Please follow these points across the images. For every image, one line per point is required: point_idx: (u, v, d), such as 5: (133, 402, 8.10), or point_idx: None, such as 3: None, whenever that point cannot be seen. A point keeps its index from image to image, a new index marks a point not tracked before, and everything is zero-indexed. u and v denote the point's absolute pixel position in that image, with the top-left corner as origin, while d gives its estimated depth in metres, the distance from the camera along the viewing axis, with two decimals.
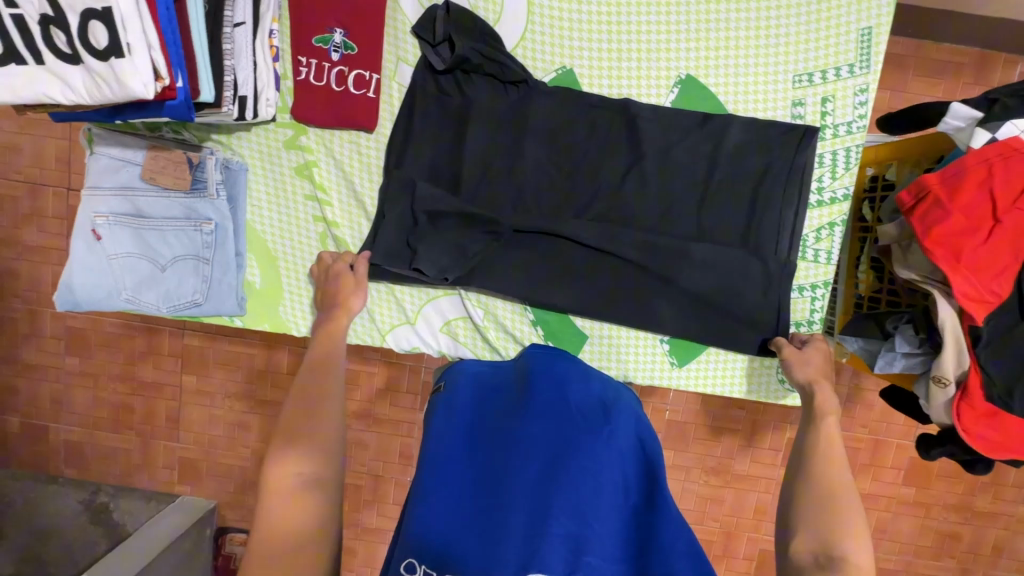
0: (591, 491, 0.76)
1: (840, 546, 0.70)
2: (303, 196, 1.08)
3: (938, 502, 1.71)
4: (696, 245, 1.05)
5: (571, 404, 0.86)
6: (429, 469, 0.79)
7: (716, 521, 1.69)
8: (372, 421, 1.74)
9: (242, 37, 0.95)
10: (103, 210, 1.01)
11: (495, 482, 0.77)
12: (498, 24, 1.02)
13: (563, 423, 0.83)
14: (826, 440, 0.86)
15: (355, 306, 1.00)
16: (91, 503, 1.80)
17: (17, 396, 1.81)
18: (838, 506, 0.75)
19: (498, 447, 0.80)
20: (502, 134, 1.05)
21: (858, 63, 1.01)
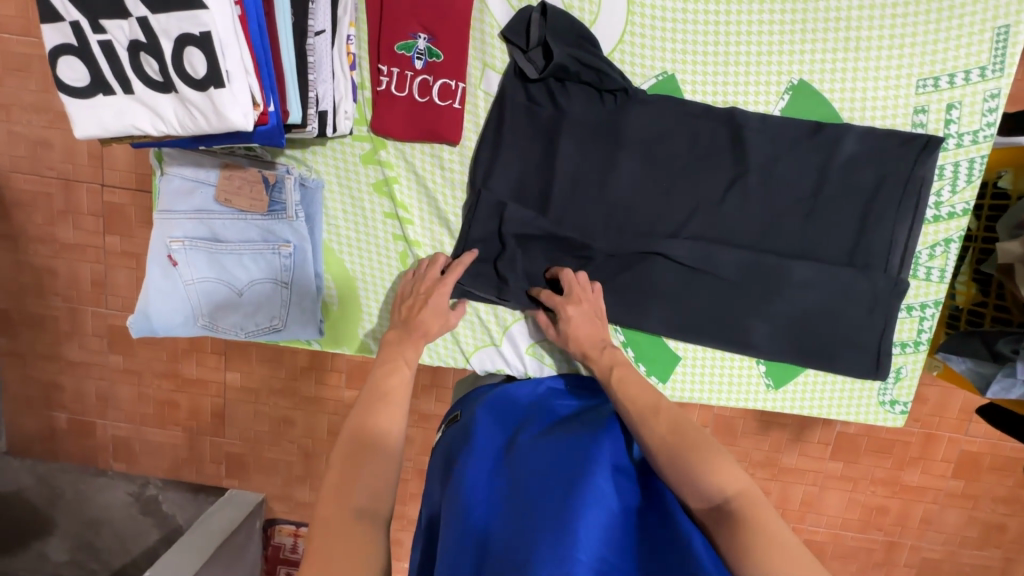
0: (609, 510, 0.70)
1: (716, 484, 0.70)
2: (383, 214, 1.03)
3: (985, 493, 1.65)
4: (800, 264, 0.99)
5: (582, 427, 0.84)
6: (452, 488, 0.75)
7: None
8: (414, 416, 1.70)
9: (323, 46, 0.88)
10: (178, 235, 0.96)
11: (514, 500, 0.71)
12: (594, 26, 0.94)
13: (575, 442, 0.80)
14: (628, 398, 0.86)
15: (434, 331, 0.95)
16: (141, 495, 1.80)
17: (62, 392, 1.73)
18: (690, 459, 0.74)
19: (517, 465, 0.77)
20: (596, 149, 0.98)
21: (991, 65, 0.92)
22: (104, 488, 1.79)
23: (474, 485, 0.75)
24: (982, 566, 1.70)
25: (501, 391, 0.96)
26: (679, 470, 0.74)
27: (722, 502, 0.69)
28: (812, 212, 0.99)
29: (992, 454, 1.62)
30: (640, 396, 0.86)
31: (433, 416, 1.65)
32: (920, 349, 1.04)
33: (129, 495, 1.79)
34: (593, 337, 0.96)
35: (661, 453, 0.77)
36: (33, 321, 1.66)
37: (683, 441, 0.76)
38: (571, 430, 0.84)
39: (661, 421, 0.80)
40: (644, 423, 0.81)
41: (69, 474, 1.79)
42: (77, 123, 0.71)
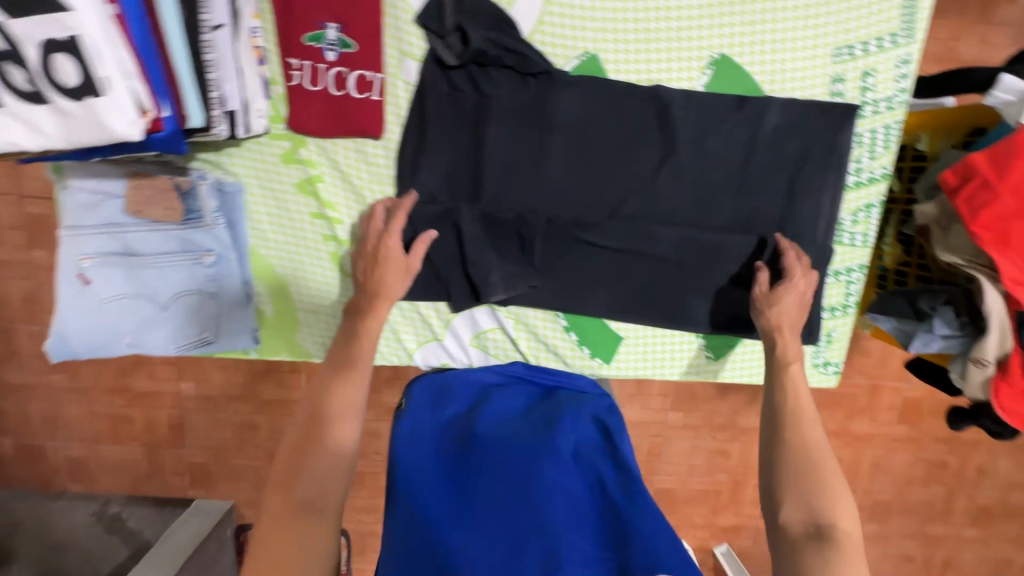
0: (564, 502, 0.77)
1: (826, 513, 0.74)
2: (309, 214, 0.99)
3: (928, 434, 1.75)
4: (734, 238, 1.00)
5: (533, 421, 0.89)
6: (409, 490, 0.80)
7: (725, 472, 1.80)
8: (383, 409, 1.71)
9: (223, 42, 0.80)
10: (88, 251, 0.91)
11: (466, 500, 0.79)
12: (512, 7, 0.91)
13: (528, 436, 0.85)
14: (791, 393, 0.85)
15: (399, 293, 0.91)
16: (104, 515, 1.71)
17: (9, 417, 1.70)
18: (818, 484, 0.76)
19: (471, 466, 0.82)
20: (526, 135, 0.96)
21: (901, 31, 0.94)
22: (65, 512, 1.69)
23: (427, 481, 0.81)
24: (931, 502, 1.81)
25: (450, 380, 0.99)
26: (809, 490, 0.76)
27: (826, 527, 0.74)
28: (740, 183, 0.99)
29: (931, 399, 1.72)
30: (801, 389, 0.85)
31: None
32: (848, 313, 1.08)
33: (90, 516, 1.70)
34: (794, 317, 0.92)
35: (798, 460, 0.79)
36: None
37: (824, 466, 0.78)
38: (526, 421, 0.89)
39: (811, 437, 0.81)
40: (798, 432, 0.81)
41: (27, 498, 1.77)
42: None
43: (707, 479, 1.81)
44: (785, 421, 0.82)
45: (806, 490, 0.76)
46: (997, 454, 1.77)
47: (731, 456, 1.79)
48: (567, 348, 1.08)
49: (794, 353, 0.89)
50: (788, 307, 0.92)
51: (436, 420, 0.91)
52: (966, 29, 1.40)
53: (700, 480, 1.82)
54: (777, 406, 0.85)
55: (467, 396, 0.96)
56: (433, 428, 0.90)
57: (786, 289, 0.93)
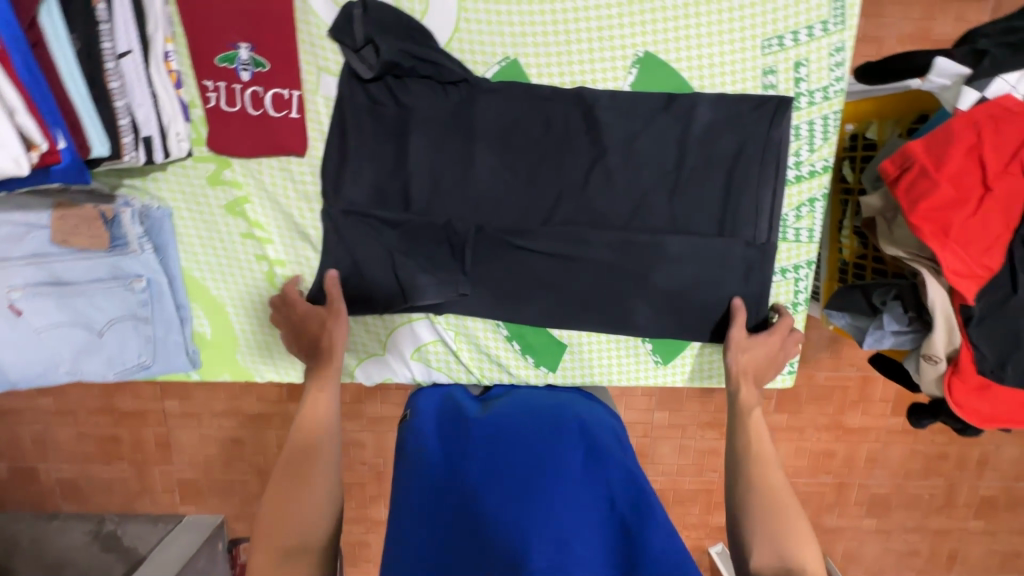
0: (571, 509, 0.72)
1: (793, 556, 0.74)
2: (240, 235, 0.98)
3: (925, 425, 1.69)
4: (672, 239, 0.97)
5: (540, 425, 0.85)
6: (408, 486, 0.77)
7: (715, 471, 1.77)
8: (364, 420, 1.71)
9: (130, 68, 0.81)
10: (17, 282, 0.91)
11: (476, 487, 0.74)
12: (426, 17, 0.90)
13: (541, 436, 0.82)
14: (755, 435, 0.87)
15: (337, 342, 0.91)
16: (99, 533, 1.80)
17: (1, 441, 1.76)
18: (784, 527, 0.76)
19: (472, 459, 0.78)
20: (450, 145, 0.95)
21: (832, 18, 0.90)
22: (62, 530, 1.80)
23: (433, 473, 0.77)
24: (934, 494, 1.75)
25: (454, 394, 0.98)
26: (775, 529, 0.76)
27: (795, 571, 0.73)
28: (676, 182, 0.96)
29: None
30: (762, 429, 0.87)
31: (382, 417, 1.67)
32: (799, 310, 1.04)
33: (87, 534, 1.79)
34: (760, 367, 0.95)
35: (760, 500, 0.79)
36: None
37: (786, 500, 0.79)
38: (536, 422, 0.87)
39: (773, 477, 0.81)
40: (758, 472, 0.82)
41: (23, 521, 1.81)
42: None
43: (698, 479, 1.78)
44: (746, 459, 0.84)
45: (771, 529, 0.76)
46: (999, 442, 1.70)
47: (721, 455, 1.75)
48: (511, 358, 1.06)
49: (753, 400, 0.91)
50: (757, 359, 0.95)
51: (442, 418, 0.88)
52: (939, 7, 1.36)
53: (691, 482, 1.78)
54: (739, 444, 0.86)
55: (470, 405, 0.94)
56: (439, 420, 0.88)
57: (763, 338, 0.96)
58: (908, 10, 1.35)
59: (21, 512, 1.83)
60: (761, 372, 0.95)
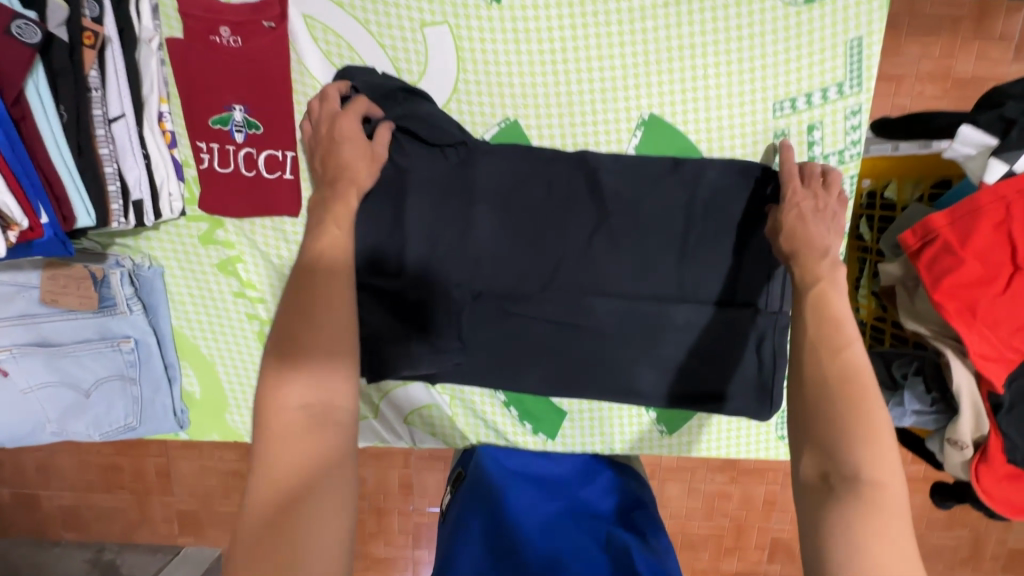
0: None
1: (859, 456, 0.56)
2: (231, 294, 0.96)
3: None
4: (676, 307, 0.92)
5: (588, 508, 0.84)
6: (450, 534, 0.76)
7: (726, 515, 1.69)
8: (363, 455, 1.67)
9: (122, 132, 0.81)
10: (4, 343, 0.90)
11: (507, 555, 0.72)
12: (425, 77, 0.88)
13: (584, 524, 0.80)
14: (818, 317, 0.66)
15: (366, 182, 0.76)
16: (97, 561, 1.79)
17: (2, 468, 1.78)
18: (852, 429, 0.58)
19: (514, 522, 0.78)
20: (443, 209, 0.90)
21: (848, 81, 0.86)
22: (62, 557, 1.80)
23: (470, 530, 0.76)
24: (959, 545, 1.65)
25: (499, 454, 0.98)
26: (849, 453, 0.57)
27: (847, 481, 0.56)
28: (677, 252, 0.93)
29: None
30: (843, 313, 0.67)
31: (382, 453, 1.64)
32: None
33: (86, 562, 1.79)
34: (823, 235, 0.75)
35: (818, 399, 0.61)
36: None
37: (863, 394, 0.60)
38: (581, 502, 0.86)
39: (837, 363, 0.62)
40: (814, 359, 0.63)
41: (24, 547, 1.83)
42: None
43: (707, 523, 1.70)
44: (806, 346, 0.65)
45: (834, 432, 0.59)
46: None
47: (732, 499, 1.68)
48: (508, 425, 1.01)
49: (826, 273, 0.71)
50: (811, 228, 0.76)
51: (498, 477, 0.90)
52: (961, 45, 1.30)
53: (701, 526, 1.71)
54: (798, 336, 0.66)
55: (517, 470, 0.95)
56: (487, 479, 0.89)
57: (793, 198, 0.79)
58: (932, 49, 1.30)
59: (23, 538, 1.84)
60: (820, 239, 0.74)
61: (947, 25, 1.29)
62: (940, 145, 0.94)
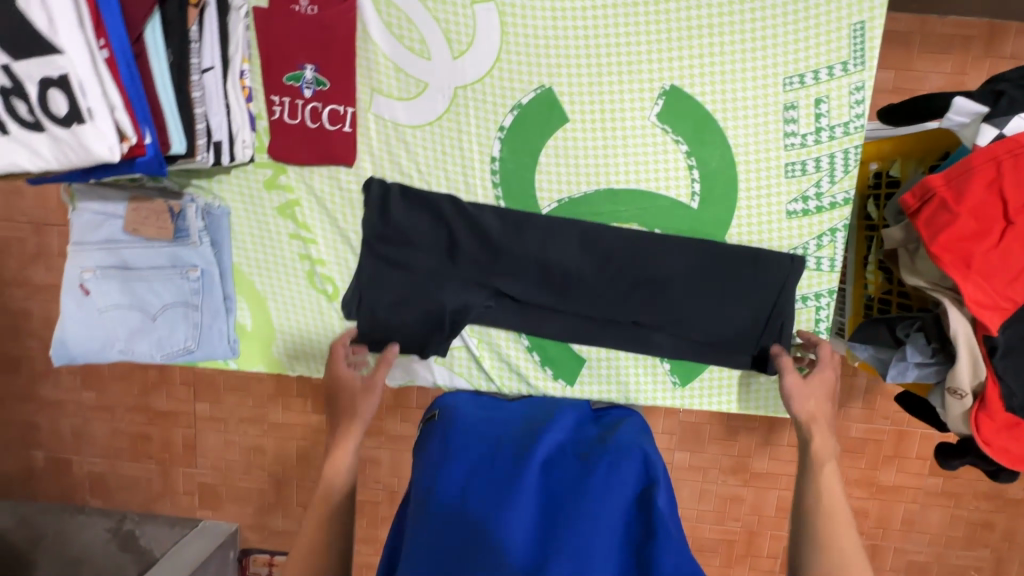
0: (592, 523, 0.74)
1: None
2: (288, 235, 1.07)
3: (968, 491, 1.64)
4: (678, 267, 1.02)
5: (570, 446, 0.88)
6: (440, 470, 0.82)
7: (738, 521, 1.70)
8: (382, 438, 1.74)
9: (211, 82, 0.94)
10: (90, 264, 1.02)
11: (505, 480, 0.79)
12: (472, 47, 0.99)
13: (578, 453, 0.86)
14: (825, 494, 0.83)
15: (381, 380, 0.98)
16: (119, 530, 1.94)
17: (39, 431, 1.95)
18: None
19: (504, 463, 0.82)
20: (415, 300, 1.05)
21: (852, 59, 0.95)
22: (85, 525, 1.95)
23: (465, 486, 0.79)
24: (980, 568, 1.68)
25: (481, 402, 1.01)
26: (813, 554, 0.77)
27: None
28: (629, 289, 1.04)
29: None
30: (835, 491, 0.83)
31: (400, 437, 1.71)
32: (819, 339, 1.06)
33: (107, 531, 1.94)
34: (823, 407, 0.94)
35: (815, 527, 0.80)
36: (12, 364, 1.90)
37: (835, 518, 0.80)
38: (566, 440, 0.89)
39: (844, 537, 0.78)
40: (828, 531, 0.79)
41: (50, 515, 1.96)
42: None
43: (719, 527, 1.71)
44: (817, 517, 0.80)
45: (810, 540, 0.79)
46: None
47: (743, 502, 1.69)
48: (530, 369, 1.09)
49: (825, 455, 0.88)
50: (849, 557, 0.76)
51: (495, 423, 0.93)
52: (972, 63, 1.39)
53: (711, 530, 1.72)
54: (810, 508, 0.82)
55: (500, 411, 0.98)
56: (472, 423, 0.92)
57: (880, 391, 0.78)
58: (941, 66, 1.40)
59: (48, 503, 1.98)
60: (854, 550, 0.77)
61: (957, 44, 1.38)
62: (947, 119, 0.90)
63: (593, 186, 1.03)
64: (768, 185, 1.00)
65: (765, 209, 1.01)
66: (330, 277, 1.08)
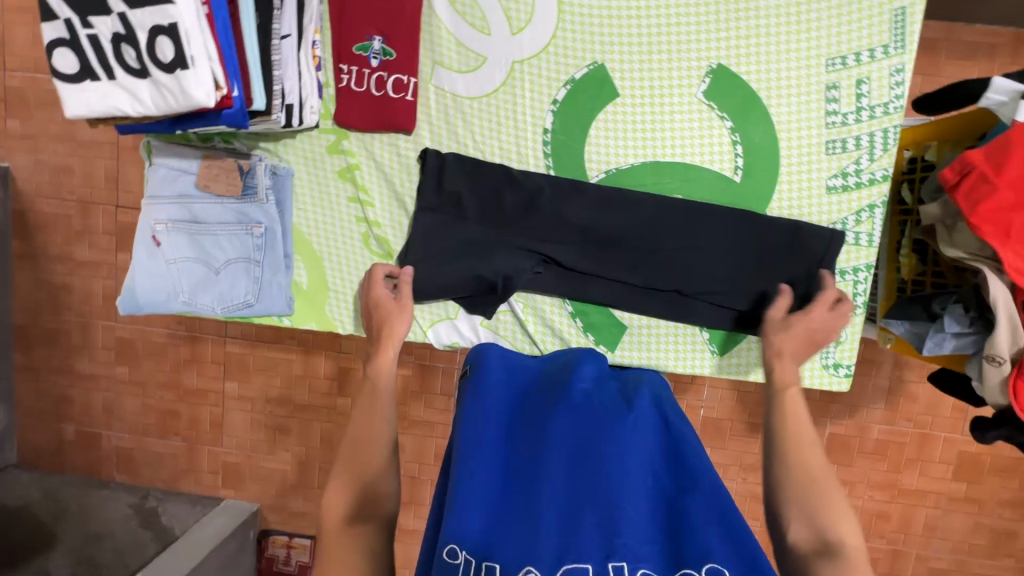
0: (626, 480, 0.70)
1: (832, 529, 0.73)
2: (346, 198, 1.13)
3: (991, 497, 1.63)
4: (719, 235, 1.06)
5: (602, 398, 0.80)
6: (466, 431, 0.76)
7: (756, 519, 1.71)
8: (406, 423, 1.76)
9: (288, 48, 1.00)
10: (162, 218, 1.08)
11: (537, 442, 0.74)
12: (530, 25, 1.05)
13: (599, 415, 0.77)
14: (791, 417, 0.84)
15: (398, 331, 1.00)
16: (141, 507, 1.82)
17: (73, 405, 1.89)
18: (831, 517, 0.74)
19: (532, 426, 0.76)
20: (465, 262, 1.08)
21: (893, 43, 1.00)
22: (106, 501, 1.82)
23: (483, 484, 0.71)
24: None
25: (504, 351, 0.93)
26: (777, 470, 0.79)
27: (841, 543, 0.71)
28: (670, 258, 1.08)
29: (992, 456, 1.62)
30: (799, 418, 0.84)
31: (423, 422, 1.72)
32: (856, 313, 1.08)
33: (128, 508, 1.81)
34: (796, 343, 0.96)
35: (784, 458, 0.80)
36: (49, 336, 1.85)
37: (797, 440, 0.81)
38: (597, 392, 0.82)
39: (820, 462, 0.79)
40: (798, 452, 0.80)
41: (74, 486, 1.84)
42: (68, 103, 0.84)
43: None
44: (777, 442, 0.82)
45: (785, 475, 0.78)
46: None
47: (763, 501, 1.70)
48: (573, 335, 1.13)
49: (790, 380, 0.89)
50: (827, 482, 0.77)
51: (505, 393, 0.82)
52: (999, 70, 1.43)
53: None
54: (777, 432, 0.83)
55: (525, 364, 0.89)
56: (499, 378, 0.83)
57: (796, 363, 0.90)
58: (968, 73, 1.44)
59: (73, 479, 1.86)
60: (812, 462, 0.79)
61: (984, 52, 1.43)
62: (986, 99, 0.95)
63: (640, 159, 1.08)
64: (809, 161, 1.05)
65: (806, 183, 1.06)
66: (384, 238, 1.13)
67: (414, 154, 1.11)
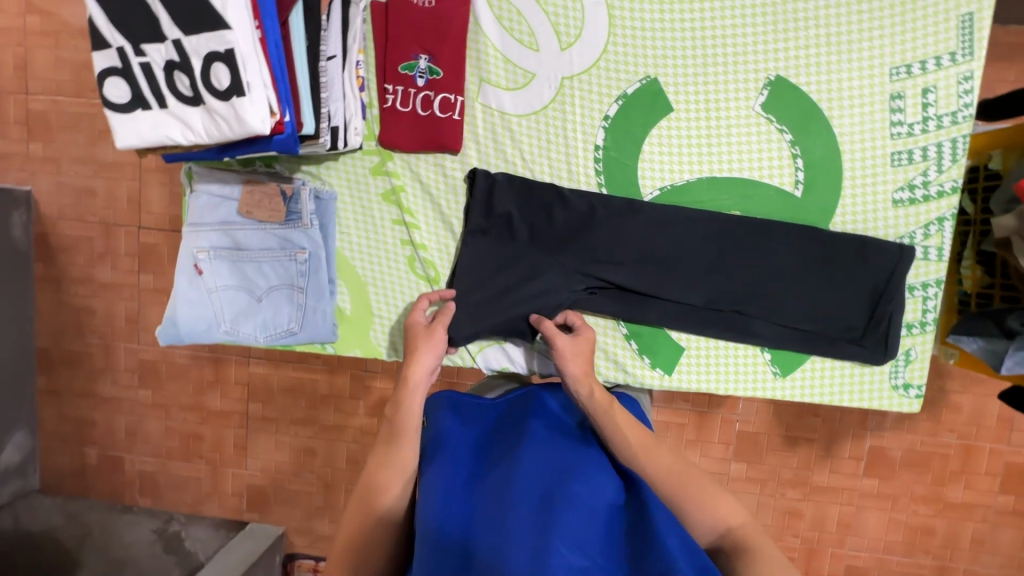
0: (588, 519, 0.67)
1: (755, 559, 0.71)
2: (391, 221, 1.09)
3: None
4: (781, 252, 1.03)
5: (562, 441, 0.79)
6: (429, 484, 0.74)
7: (797, 536, 1.64)
8: None
9: (334, 70, 0.98)
10: (204, 245, 1.05)
11: (499, 485, 0.71)
12: (580, 39, 1.02)
13: (558, 456, 0.76)
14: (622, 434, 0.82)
15: (423, 360, 0.92)
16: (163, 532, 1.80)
17: (95, 429, 1.85)
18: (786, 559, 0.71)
19: (493, 471, 0.74)
20: (518, 285, 1.04)
21: (960, 50, 0.96)
22: (129, 525, 1.80)
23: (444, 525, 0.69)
24: None
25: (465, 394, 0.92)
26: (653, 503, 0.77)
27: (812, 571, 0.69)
28: (726, 276, 1.04)
29: None
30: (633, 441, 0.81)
31: None
32: (927, 330, 1.04)
33: (151, 532, 1.79)
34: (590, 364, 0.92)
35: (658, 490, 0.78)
36: (72, 359, 1.81)
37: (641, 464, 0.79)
38: (557, 435, 0.81)
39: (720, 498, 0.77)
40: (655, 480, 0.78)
41: (97, 511, 1.82)
42: (120, 133, 0.87)
43: (777, 543, 1.65)
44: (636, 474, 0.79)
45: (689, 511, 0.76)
46: None
47: (804, 518, 1.63)
48: (628, 357, 1.08)
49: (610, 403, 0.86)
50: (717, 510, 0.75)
51: (466, 434, 0.83)
52: None
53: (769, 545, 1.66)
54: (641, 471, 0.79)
55: (484, 413, 0.88)
56: (460, 432, 0.83)
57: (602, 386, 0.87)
58: None
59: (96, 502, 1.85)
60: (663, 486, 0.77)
61: None
62: None
63: (696, 174, 1.04)
64: (872, 173, 1.01)
65: (870, 196, 1.02)
66: (431, 261, 1.09)
67: (464, 174, 1.07)
